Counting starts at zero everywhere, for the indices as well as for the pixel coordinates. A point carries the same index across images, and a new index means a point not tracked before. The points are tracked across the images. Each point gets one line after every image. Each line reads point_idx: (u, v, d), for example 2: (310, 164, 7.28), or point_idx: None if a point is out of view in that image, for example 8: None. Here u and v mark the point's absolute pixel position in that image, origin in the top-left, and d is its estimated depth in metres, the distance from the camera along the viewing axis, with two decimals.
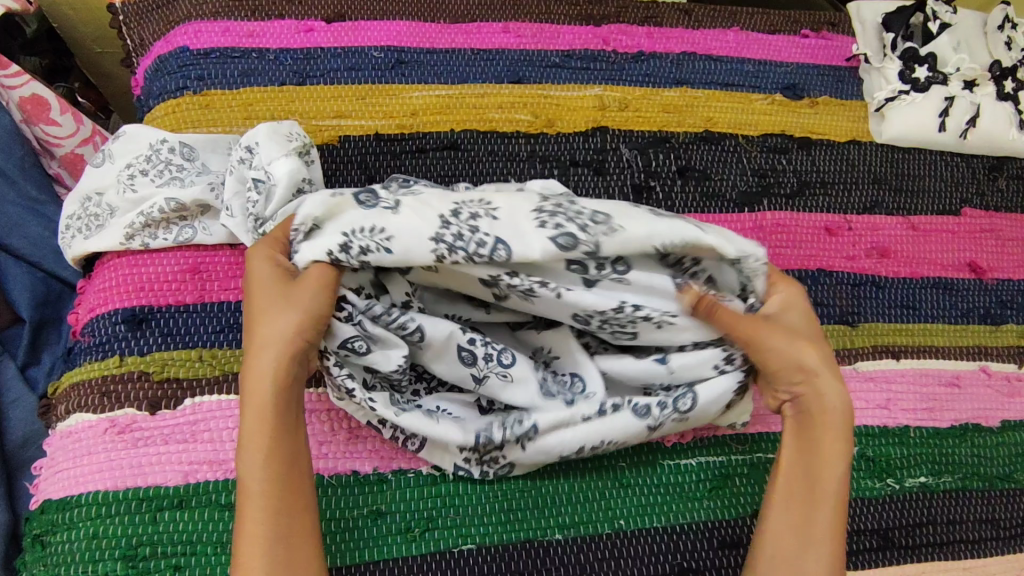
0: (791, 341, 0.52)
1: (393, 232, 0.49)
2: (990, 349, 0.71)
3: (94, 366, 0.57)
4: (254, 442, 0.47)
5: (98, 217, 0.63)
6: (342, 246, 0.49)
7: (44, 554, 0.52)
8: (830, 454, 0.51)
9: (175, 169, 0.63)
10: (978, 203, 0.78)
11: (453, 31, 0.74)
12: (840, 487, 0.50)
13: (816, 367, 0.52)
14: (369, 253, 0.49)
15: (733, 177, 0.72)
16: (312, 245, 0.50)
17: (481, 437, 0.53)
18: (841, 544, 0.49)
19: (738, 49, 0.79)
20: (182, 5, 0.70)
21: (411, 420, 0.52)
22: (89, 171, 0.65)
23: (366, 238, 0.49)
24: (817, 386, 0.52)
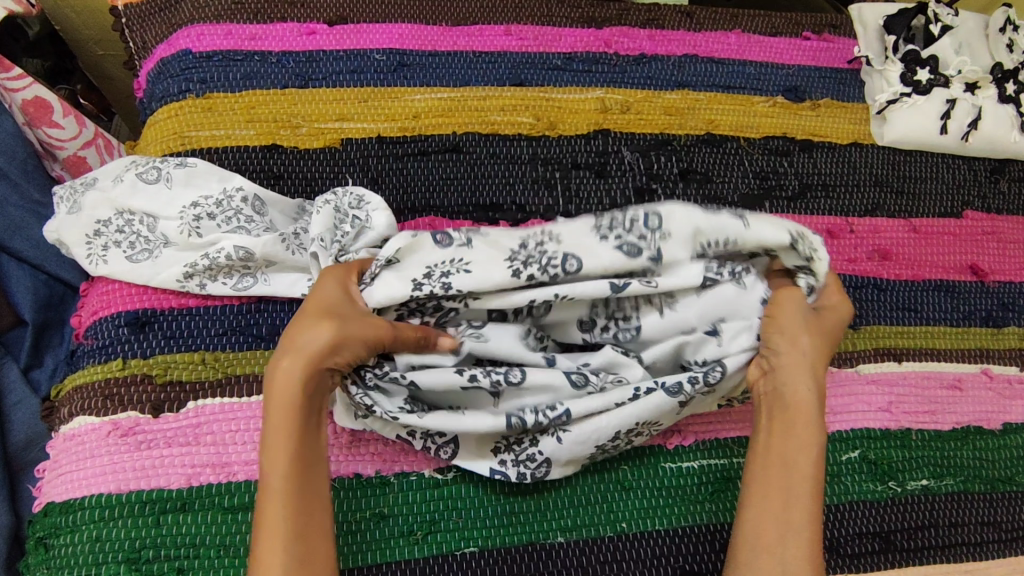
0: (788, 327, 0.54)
1: (473, 262, 0.52)
2: (992, 351, 0.71)
3: (98, 368, 0.57)
4: (278, 438, 0.48)
5: (148, 242, 0.60)
6: (424, 276, 0.51)
7: (47, 557, 0.52)
8: (810, 442, 0.51)
9: (245, 220, 0.60)
10: (979, 206, 0.78)
11: (455, 34, 0.74)
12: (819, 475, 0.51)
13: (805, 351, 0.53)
14: (449, 277, 0.51)
15: (734, 180, 0.72)
16: (391, 274, 0.52)
17: (513, 419, 0.52)
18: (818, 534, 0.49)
19: (740, 52, 0.79)
20: (184, 7, 0.70)
21: (435, 423, 0.52)
22: (138, 188, 0.61)
23: (447, 266, 0.52)
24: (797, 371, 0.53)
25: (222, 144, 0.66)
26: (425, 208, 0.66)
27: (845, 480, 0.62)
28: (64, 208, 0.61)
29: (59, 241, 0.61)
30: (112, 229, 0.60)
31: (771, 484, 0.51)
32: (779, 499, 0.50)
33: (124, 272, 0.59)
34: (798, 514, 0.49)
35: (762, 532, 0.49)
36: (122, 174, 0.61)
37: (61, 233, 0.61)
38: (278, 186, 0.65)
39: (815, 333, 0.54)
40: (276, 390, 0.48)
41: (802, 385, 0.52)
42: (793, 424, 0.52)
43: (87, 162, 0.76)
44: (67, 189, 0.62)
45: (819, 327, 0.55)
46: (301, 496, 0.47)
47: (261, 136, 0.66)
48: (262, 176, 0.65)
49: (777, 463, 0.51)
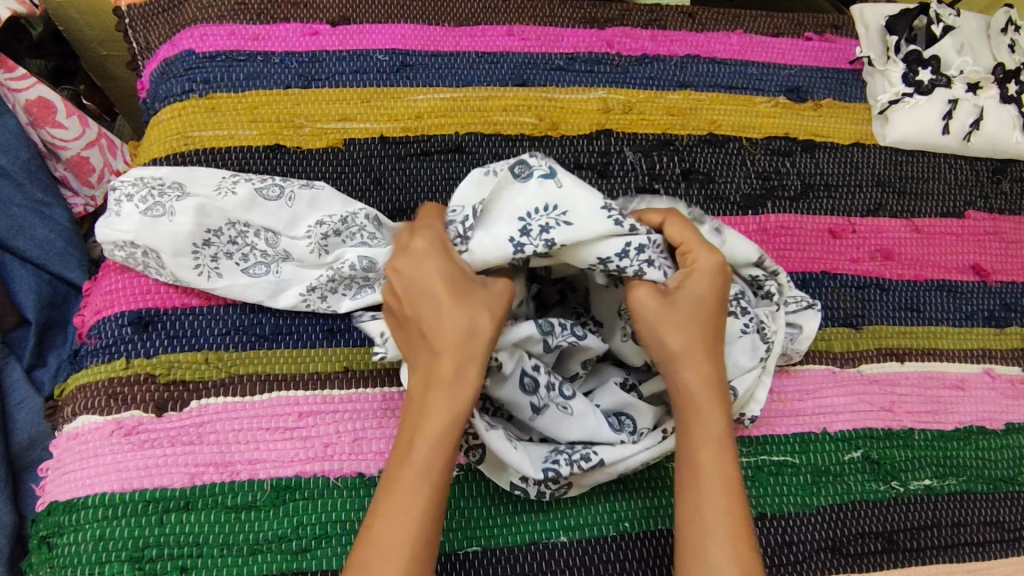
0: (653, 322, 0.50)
1: (570, 212, 0.51)
2: (994, 351, 0.71)
3: (102, 367, 0.57)
4: (436, 425, 0.46)
5: (268, 258, 0.60)
6: (521, 233, 0.51)
7: (50, 556, 0.52)
8: (709, 432, 0.49)
9: (370, 236, 0.60)
10: (982, 206, 0.78)
11: (458, 34, 0.74)
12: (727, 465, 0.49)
13: (679, 348, 0.50)
14: (550, 229, 0.50)
15: (736, 180, 0.72)
16: (487, 232, 0.52)
17: (551, 471, 0.52)
18: (744, 523, 0.47)
19: (742, 53, 0.79)
20: (188, 8, 0.70)
21: (496, 441, 0.51)
22: (256, 203, 0.60)
23: (545, 219, 0.51)
24: (682, 367, 0.50)
25: (225, 144, 0.66)
26: None
27: (847, 480, 0.62)
28: (148, 215, 0.58)
29: (149, 252, 0.58)
30: (222, 240, 0.59)
31: (684, 490, 0.49)
32: (691, 505, 0.48)
33: (238, 285, 0.59)
34: (714, 515, 0.47)
35: (681, 542, 0.47)
36: (227, 186, 0.60)
37: (148, 241, 0.57)
38: None
39: (687, 324, 0.50)
40: (444, 376, 0.46)
41: (691, 382, 0.50)
42: (691, 423, 0.50)
43: (90, 163, 0.76)
44: (143, 185, 0.59)
45: (689, 317, 0.50)
46: (440, 491, 0.45)
47: (264, 136, 0.66)
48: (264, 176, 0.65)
49: (685, 468, 0.49)
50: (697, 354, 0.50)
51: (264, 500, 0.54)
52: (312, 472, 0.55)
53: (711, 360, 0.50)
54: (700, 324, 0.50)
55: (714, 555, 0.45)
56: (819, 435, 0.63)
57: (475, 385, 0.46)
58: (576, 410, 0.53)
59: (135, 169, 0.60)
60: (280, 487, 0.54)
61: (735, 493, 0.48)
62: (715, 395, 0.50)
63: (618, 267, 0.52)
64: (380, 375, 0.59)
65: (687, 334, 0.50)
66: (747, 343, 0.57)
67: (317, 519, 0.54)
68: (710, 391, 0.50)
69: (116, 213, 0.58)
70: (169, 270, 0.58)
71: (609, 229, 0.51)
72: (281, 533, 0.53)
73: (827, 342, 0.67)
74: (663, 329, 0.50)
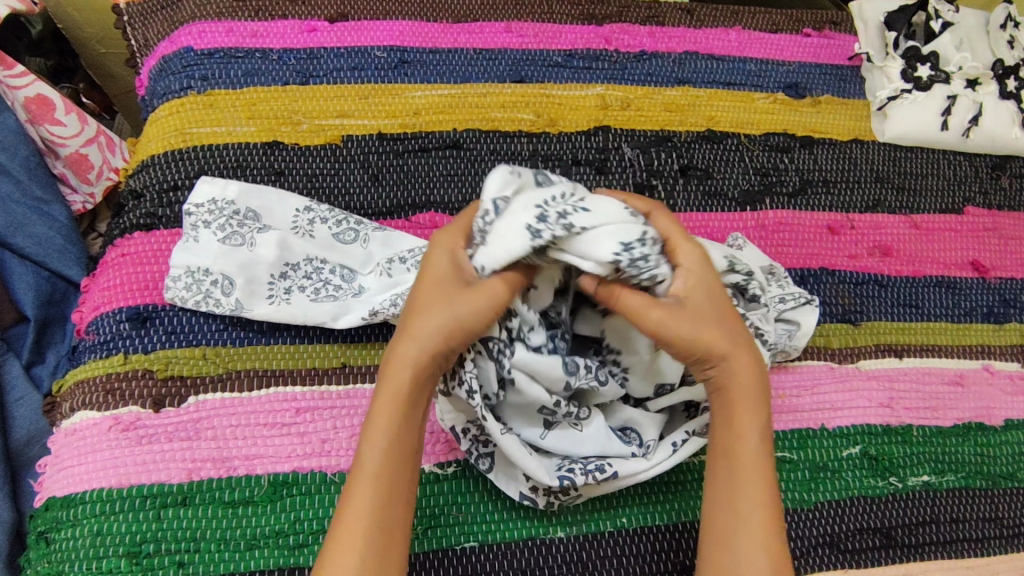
0: (695, 318, 0.49)
1: (589, 201, 0.48)
2: (993, 347, 0.71)
3: (100, 363, 0.57)
4: (383, 419, 0.47)
5: (335, 288, 0.60)
6: (539, 220, 0.47)
7: (48, 552, 0.52)
8: (747, 428, 0.49)
9: None
10: (981, 203, 0.78)
11: (456, 31, 0.74)
12: (761, 464, 0.49)
13: (722, 346, 0.49)
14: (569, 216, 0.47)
15: (735, 176, 0.72)
16: (505, 224, 0.48)
17: (566, 482, 0.52)
18: (773, 524, 0.47)
19: (741, 49, 0.79)
20: (187, 5, 0.71)
21: (510, 444, 0.51)
22: (334, 243, 0.62)
23: (564, 207, 0.47)
24: (720, 363, 0.49)
25: (223, 141, 0.66)
26: (425, 205, 0.66)
27: (845, 476, 0.61)
28: (226, 243, 0.60)
29: (223, 280, 0.59)
30: (298, 274, 0.61)
31: (718, 480, 0.49)
32: (728, 501, 0.48)
33: (301, 311, 0.59)
34: (751, 509, 0.47)
35: (715, 533, 0.47)
36: (303, 226, 0.62)
37: (223, 268, 0.59)
38: (278, 183, 0.65)
39: (724, 322, 0.49)
40: (390, 369, 0.47)
41: (728, 377, 0.49)
42: (729, 419, 0.49)
43: (88, 160, 0.76)
44: (219, 213, 0.61)
45: (721, 311, 0.50)
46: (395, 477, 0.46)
47: (262, 133, 0.66)
48: (263, 173, 0.65)
49: (722, 465, 0.49)
50: (738, 353, 0.49)
51: (262, 496, 0.54)
52: (310, 467, 0.55)
53: (750, 361, 0.50)
54: (732, 319, 0.50)
55: (753, 552, 0.46)
56: (818, 431, 0.63)
57: (414, 375, 0.47)
58: (585, 426, 0.54)
59: (203, 186, 0.62)
60: (278, 482, 0.54)
61: (772, 491, 0.48)
62: (753, 392, 0.49)
63: (641, 253, 0.47)
64: (377, 371, 0.59)
65: (727, 331, 0.49)
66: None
67: (313, 515, 0.53)
68: (750, 389, 0.49)
69: (194, 240, 0.60)
70: (237, 296, 0.58)
71: (628, 218, 0.48)
72: (278, 528, 0.53)
73: (825, 338, 0.67)
74: (704, 325, 0.49)
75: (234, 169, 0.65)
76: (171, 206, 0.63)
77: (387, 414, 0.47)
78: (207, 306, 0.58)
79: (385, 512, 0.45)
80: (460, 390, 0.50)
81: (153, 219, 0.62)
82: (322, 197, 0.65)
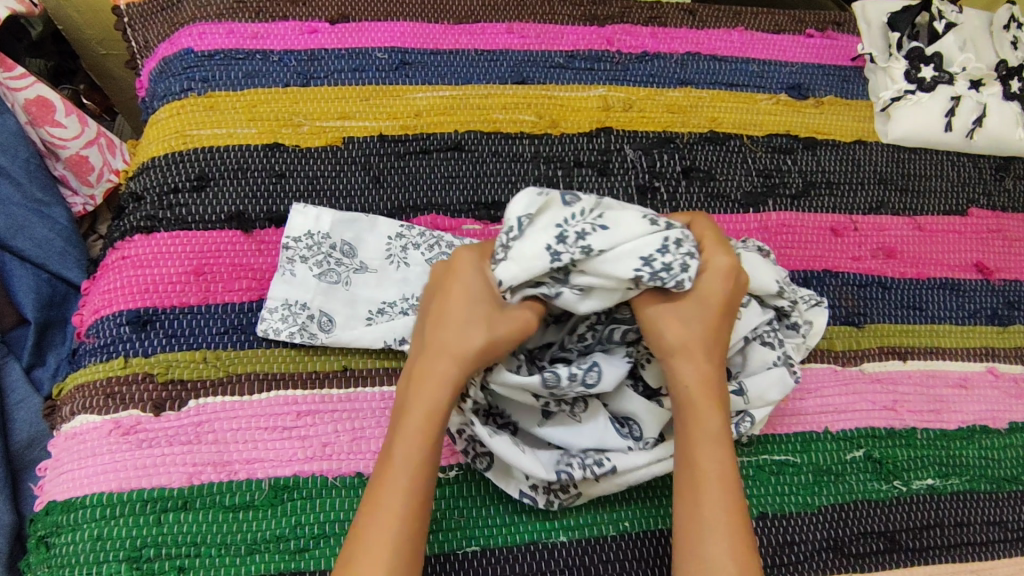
0: (654, 318, 0.50)
1: (606, 220, 0.49)
2: (998, 350, 0.70)
3: (100, 366, 0.57)
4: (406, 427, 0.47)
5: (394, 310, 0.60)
6: (558, 240, 0.48)
7: (48, 556, 0.52)
8: (703, 430, 0.49)
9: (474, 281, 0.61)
10: (985, 204, 0.77)
11: (457, 32, 0.74)
12: (723, 465, 0.48)
13: (676, 346, 0.50)
14: (586, 234, 0.48)
15: (738, 177, 0.72)
16: (525, 244, 0.49)
17: (564, 474, 0.52)
18: (742, 522, 0.46)
19: (743, 50, 0.79)
20: (187, 6, 0.71)
21: (501, 445, 0.51)
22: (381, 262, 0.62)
23: (583, 225, 0.49)
24: (676, 365, 0.50)
25: (224, 143, 0.65)
26: (427, 207, 0.66)
27: (848, 479, 0.61)
28: (323, 279, 0.61)
29: (321, 316, 0.59)
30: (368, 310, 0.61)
31: (683, 488, 0.48)
32: (692, 501, 0.47)
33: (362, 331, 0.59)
34: (716, 511, 0.46)
35: (682, 538, 0.46)
36: (397, 254, 0.62)
37: (281, 294, 0.59)
38: (281, 184, 0.65)
39: (688, 319, 0.50)
40: (420, 386, 0.48)
41: (687, 379, 0.50)
42: (687, 419, 0.49)
43: (89, 162, 0.76)
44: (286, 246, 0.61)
45: (693, 315, 0.50)
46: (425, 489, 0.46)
47: (263, 135, 0.66)
48: (264, 175, 0.65)
49: (683, 466, 0.49)
50: (697, 350, 0.50)
51: (263, 500, 0.53)
52: (311, 471, 0.55)
53: (711, 358, 0.50)
54: (705, 321, 0.50)
55: (717, 551, 0.45)
56: (821, 434, 0.62)
57: (447, 390, 0.48)
58: (585, 418, 0.54)
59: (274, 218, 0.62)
60: (279, 486, 0.54)
61: (735, 491, 0.47)
62: (711, 391, 0.50)
63: (661, 263, 0.49)
64: (379, 374, 0.59)
65: (687, 329, 0.50)
66: (776, 376, 0.56)
67: (315, 519, 0.53)
68: (704, 387, 0.49)
69: (291, 274, 0.60)
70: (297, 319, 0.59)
71: (646, 230, 0.49)
72: (279, 532, 0.53)
73: (829, 340, 0.66)
74: (665, 322, 0.50)
75: (234, 171, 0.64)
76: (171, 209, 0.63)
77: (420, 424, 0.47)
78: (264, 326, 0.58)
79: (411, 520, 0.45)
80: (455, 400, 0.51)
81: (153, 221, 0.62)
82: (325, 197, 0.65)
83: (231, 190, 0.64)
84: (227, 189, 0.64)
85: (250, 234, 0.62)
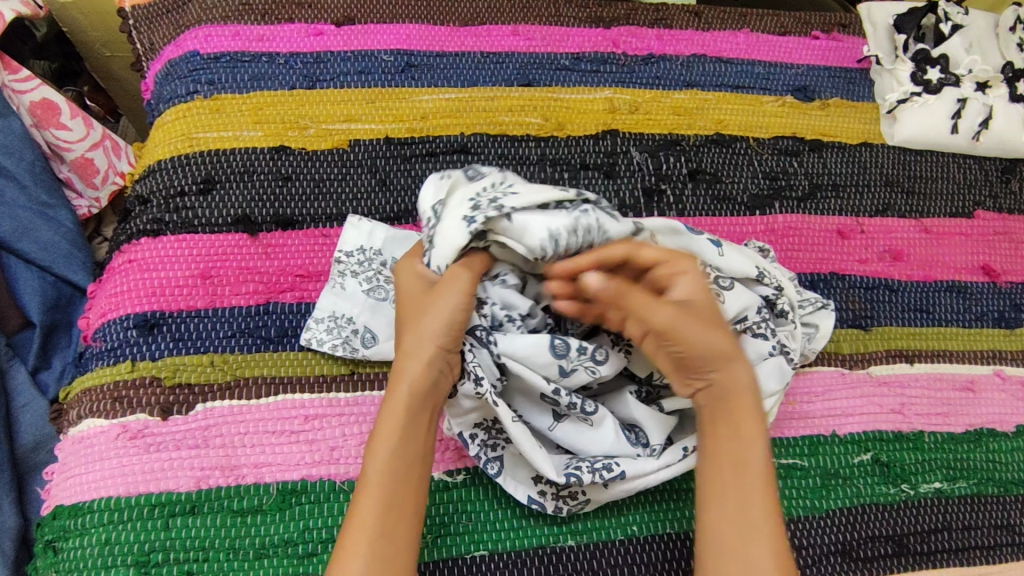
0: (710, 326, 0.48)
1: (518, 186, 0.51)
2: (1005, 353, 0.70)
3: (107, 370, 0.57)
4: (385, 433, 0.47)
5: None
6: (473, 209, 0.49)
7: (56, 560, 0.52)
8: (749, 435, 0.49)
9: None
10: (991, 206, 0.77)
11: (463, 34, 0.74)
12: (765, 469, 0.49)
13: (730, 351, 0.49)
14: (498, 199, 0.49)
15: (744, 180, 0.72)
16: (446, 219, 0.50)
17: (572, 477, 0.52)
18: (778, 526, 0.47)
19: (749, 52, 0.79)
20: (193, 9, 0.71)
21: (518, 432, 0.50)
22: None
23: (493, 193, 0.50)
24: (726, 370, 0.49)
25: (230, 145, 0.65)
26: None
27: (856, 483, 0.61)
28: (370, 295, 0.61)
29: (365, 331, 0.59)
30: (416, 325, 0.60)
31: (727, 489, 0.48)
32: (735, 502, 0.47)
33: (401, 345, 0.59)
34: (762, 517, 0.47)
35: (727, 543, 0.46)
36: None
37: (329, 306, 0.60)
38: (287, 187, 0.64)
39: (730, 326, 0.50)
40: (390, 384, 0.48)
41: (734, 385, 0.50)
42: (735, 423, 0.49)
43: (94, 164, 0.76)
44: (367, 264, 0.61)
45: (728, 321, 0.50)
46: (402, 489, 0.46)
47: (269, 137, 0.66)
48: (270, 178, 0.64)
49: (730, 469, 0.48)
50: (738, 354, 0.50)
51: (271, 504, 0.53)
52: (319, 475, 0.55)
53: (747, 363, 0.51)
54: (732, 329, 0.50)
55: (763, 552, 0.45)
56: (829, 437, 0.62)
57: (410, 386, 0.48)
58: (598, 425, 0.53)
59: (349, 230, 0.62)
60: (287, 490, 0.54)
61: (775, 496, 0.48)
62: (751, 396, 0.50)
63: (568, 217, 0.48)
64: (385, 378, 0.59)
65: (733, 335, 0.49)
66: (772, 366, 0.56)
67: (323, 523, 0.53)
68: (751, 392, 0.50)
69: (341, 287, 0.60)
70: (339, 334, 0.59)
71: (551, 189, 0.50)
72: (287, 537, 0.52)
73: (836, 343, 0.66)
74: (717, 330, 0.49)
75: (240, 174, 0.64)
76: (178, 212, 0.62)
77: (391, 427, 0.47)
78: (311, 339, 0.59)
79: (388, 519, 0.45)
80: (467, 384, 0.50)
81: (160, 225, 0.62)
82: (331, 202, 0.65)
83: (237, 193, 0.64)
84: (233, 192, 0.64)
85: (256, 238, 0.62)
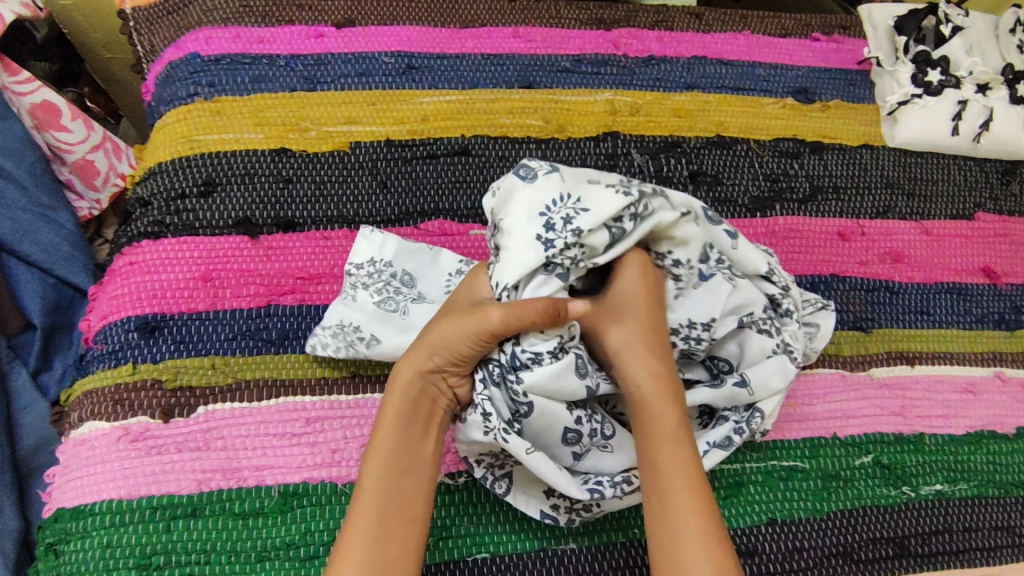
0: (596, 323, 0.51)
1: (581, 194, 0.50)
2: (1005, 355, 0.70)
3: (108, 373, 0.57)
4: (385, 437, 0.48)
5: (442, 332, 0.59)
6: (546, 229, 0.49)
7: (56, 564, 0.51)
8: (664, 432, 0.48)
9: None
10: (992, 208, 0.77)
11: (464, 36, 0.74)
12: (687, 463, 0.47)
13: (620, 347, 0.50)
14: (570, 219, 0.49)
15: (745, 182, 0.72)
16: (513, 237, 0.50)
17: (594, 493, 0.51)
18: (707, 515, 0.45)
19: (749, 54, 0.79)
20: (194, 11, 0.71)
21: (536, 462, 0.49)
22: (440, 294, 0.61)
23: (563, 210, 0.50)
24: (624, 368, 0.50)
25: (231, 147, 0.65)
26: (434, 212, 0.66)
27: (857, 485, 0.61)
28: (381, 306, 0.59)
29: (371, 338, 0.57)
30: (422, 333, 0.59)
31: (650, 490, 0.47)
32: (657, 500, 0.46)
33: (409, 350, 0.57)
34: (680, 509, 0.45)
35: (656, 543, 0.45)
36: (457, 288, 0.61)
37: (337, 315, 0.59)
38: (288, 190, 0.64)
39: (626, 321, 0.51)
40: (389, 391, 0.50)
41: (637, 380, 0.49)
42: (645, 421, 0.48)
43: (95, 167, 0.76)
44: (376, 275, 0.60)
45: (627, 316, 0.51)
46: (401, 492, 0.47)
47: (270, 140, 0.66)
48: (271, 180, 0.64)
49: (648, 472, 0.47)
50: (640, 349, 0.50)
51: (272, 507, 0.53)
52: (321, 478, 0.55)
53: (656, 357, 0.50)
54: (639, 325, 0.51)
55: (684, 543, 0.44)
56: (830, 440, 0.62)
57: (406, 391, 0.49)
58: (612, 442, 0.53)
59: (361, 243, 0.61)
60: (288, 493, 0.54)
61: (700, 487, 0.46)
62: (663, 389, 0.49)
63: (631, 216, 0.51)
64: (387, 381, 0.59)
65: (624, 330, 0.51)
66: (776, 365, 0.57)
67: (324, 526, 0.53)
68: (656, 383, 0.49)
69: (351, 298, 0.59)
70: (346, 343, 0.57)
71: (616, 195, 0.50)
72: (289, 540, 0.52)
73: (837, 345, 0.66)
74: (607, 327, 0.51)
75: (241, 176, 0.64)
76: (179, 214, 0.62)
77: (388, 433, 0.48)
78: (319, 347, 0.57)
79: (385, 520, 0.45)
80: (478, 415, 0.49)
81: (160, 227, 0.62)
82: (332, 204, 0.65)
83: (238, 196, 0.63)
84: (234, 194, 0.64)
85: (257, 241, 0.62)
